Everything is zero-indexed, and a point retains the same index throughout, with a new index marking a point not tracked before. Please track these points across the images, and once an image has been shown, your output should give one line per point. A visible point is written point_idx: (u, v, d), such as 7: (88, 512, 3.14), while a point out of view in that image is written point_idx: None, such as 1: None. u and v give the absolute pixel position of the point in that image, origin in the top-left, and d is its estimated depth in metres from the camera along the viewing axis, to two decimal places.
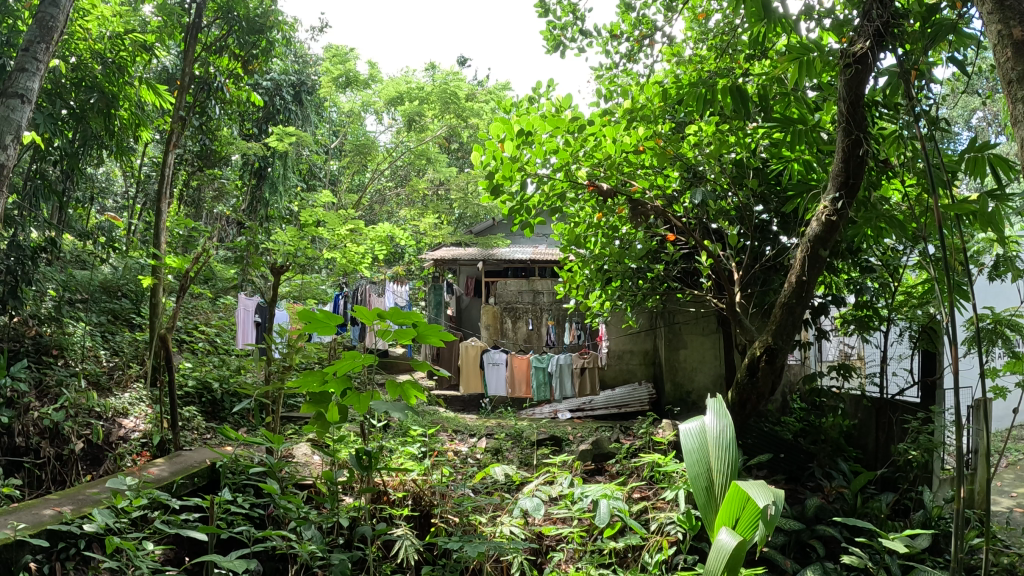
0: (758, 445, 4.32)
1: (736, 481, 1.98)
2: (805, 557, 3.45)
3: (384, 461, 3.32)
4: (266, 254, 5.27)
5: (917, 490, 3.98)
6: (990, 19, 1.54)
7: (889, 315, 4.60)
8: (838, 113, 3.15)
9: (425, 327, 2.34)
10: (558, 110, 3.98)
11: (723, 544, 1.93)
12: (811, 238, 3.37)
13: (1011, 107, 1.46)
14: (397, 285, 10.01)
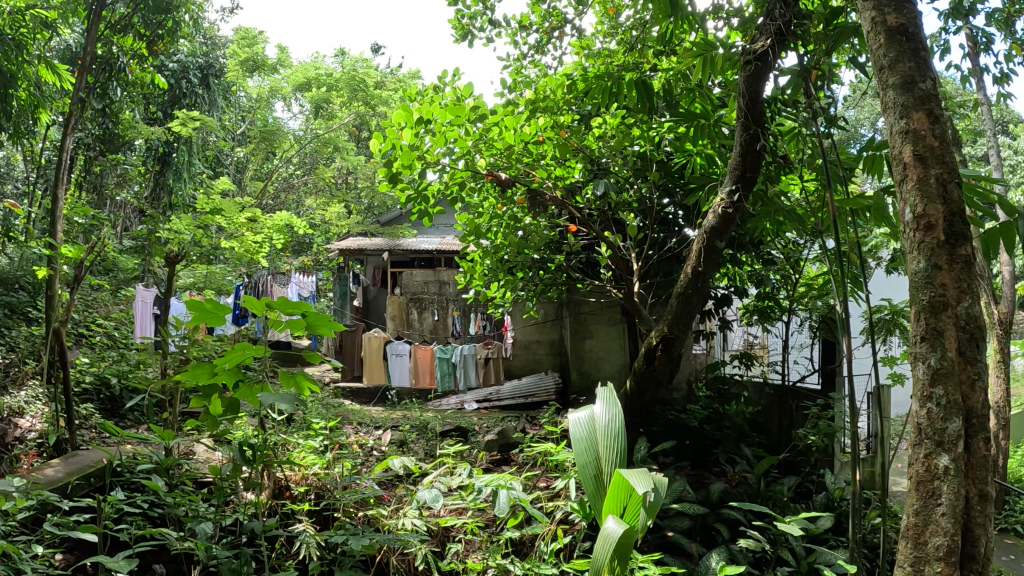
0: (663, 433, 4.61)
1: (618, 470, 2.09)
2: (710, 540, 3.54)
3: (284, 455, 3.24)
4: (169, 243, 5.08)
5: (818, 474, 4.13)
6: (865, 7, 1.96)
7: (789, 306, 4.77)
8: (737, 108, 3.23)
9: (313, 317, 2.35)
10: (459, 99, 3.92)
11: (609, 533, 2.01)
12: (707, 230, 3.47)
13: (880, 89, 1.92)
14: (302, 276, 9.68)
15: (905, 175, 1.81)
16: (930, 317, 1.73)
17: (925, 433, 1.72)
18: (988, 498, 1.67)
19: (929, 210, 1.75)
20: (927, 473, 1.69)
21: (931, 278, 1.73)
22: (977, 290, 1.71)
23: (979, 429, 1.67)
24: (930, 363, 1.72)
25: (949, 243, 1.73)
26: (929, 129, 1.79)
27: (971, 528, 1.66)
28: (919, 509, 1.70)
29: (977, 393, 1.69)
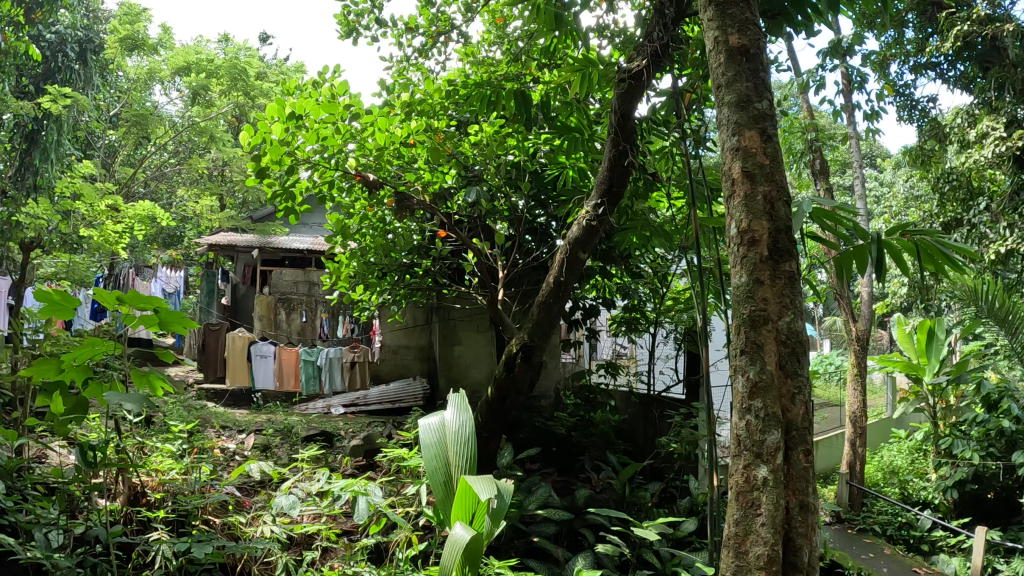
0: (530, 440, 4.91)
1: (462, 478, 2.24)
2: (576, 544, 3.66)
3: (141, 460, 3.18)
4: (24, 232, 4.82)
5: (681, 480, 4.33)
6: (713, 22, 2.21)
7: (656, 318, 5.10)
8: (609, 123, 3.40)
9: (166, 314, 2.45)
10: (334, 95, 3.85)
11: (456, 539, 2.11)
12: (572, 241, 3.74)
13: (718, 106, 2.15)
14: (171, 271, 9.58)
15: (734, 191, 2.04)
16: (751, 331, 1.93)
17: (745, 445, 1.89)
18: (807, 508, 1.84)
19: (754, 227, 1.98)
20: (747, 485, 1.86)
21: (754, 292, 1.95)
22: (796, 307, 1.94)
23: (797, 442, 1.86)
24: (750, 376, 1.91)
25: (771, 259, 1.97)
26: (758, 149, 2.03)
27: (793, 538, 1.82)
28: (740, 521, 1.86)
29: (794, 406, 1.89)
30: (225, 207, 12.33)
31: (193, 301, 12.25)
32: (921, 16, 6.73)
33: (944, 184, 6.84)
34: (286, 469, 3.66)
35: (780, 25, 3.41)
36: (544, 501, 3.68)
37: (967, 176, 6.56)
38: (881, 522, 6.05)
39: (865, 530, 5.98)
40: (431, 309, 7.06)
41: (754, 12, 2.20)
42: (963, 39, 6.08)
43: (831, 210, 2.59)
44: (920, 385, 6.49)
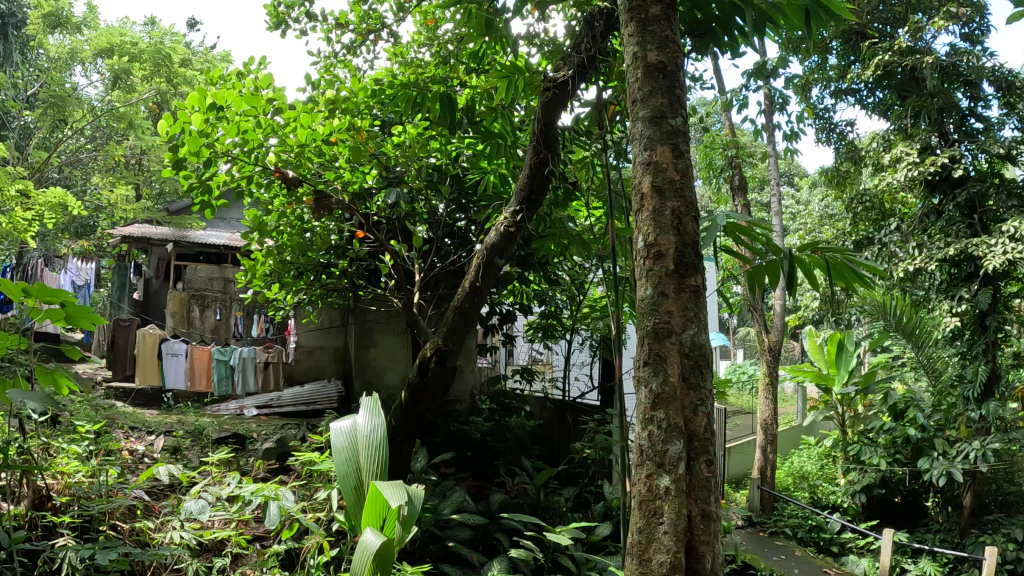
0: (445, 445, 5.14)
1: (372, 485, 2.31)
2: (491, 548, 3.88)
3: (47, 462, 3.21)
4: None
5: (595, 485, 4.62)
6: (631, 39, 2.27)
7: (570, 323, 5.75)
8: (532, 132, 3.78)
9: (74, 308, 2.36)
10: (257, 88, 4.04)
11: (368, 544, 2.16)
12: (490, 246, 4.10)
13: (633, 119, 2.21)
14: (81, 263, 9.18)
15: (644, 205, 2.11)
16: (654, 343, 1.99)
17: (647, 455, 1.94)
18: (709, 516, 1.90)
19: (661, 241, 2.05)
20: (650, 494, 1.90)
21: (659, 305, 2.01)
22: (699, 321, 2.01)
23: (699, 452, 1.93)
24: (653, 388, 1.96)
25: (676, 273, 2.03)
26: (668, 164, 2.11)
27: (695, 546, 1.88)
28: (642, 529, 1.90)
29: (695, 417, 1.96)
30: (142, 197, 12.09)
31: (104, 293, 11.92)
32: (845, 44, 7.44)
33: (857, 205, 7.61)
34: (196, 472, 3.77)
35: (706, 44, 3.79)
36: (458, 506, 3.90)
37: (880, 198, 7.41)
38: (792, 525, 6.86)
39: (778, 533, 6.81)
40: (347, 309, 7.00)
41: (675, 32, 2.27)
42: (885, 66, 6.86)
43: (745, 226, 2.66)
44: (830, 395, 7.69)
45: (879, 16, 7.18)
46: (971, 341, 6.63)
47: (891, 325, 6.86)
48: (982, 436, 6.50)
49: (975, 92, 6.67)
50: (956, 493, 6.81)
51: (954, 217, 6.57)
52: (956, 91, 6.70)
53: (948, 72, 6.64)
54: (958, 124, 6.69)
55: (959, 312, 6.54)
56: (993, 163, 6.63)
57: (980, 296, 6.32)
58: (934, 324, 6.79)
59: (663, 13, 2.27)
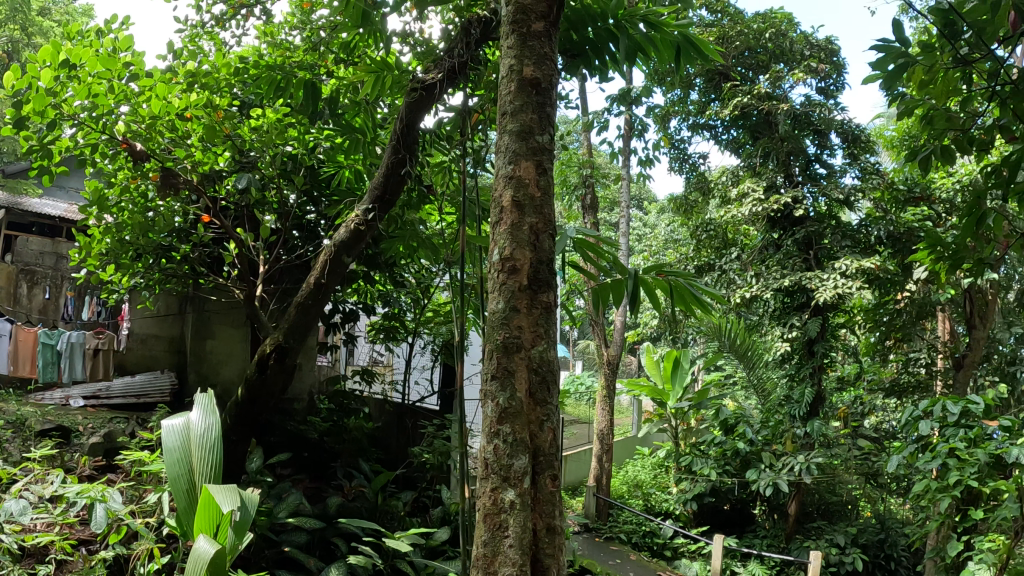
0: (279, 444, 5.65)
1: (204, 487, 2.53)
2: (328, 552, 4.36)
3: None
4: None
5: (433, 491, 5.56)
6: (508, 51, 2.40)
7: (413, 327, 6.68)
8: (393, 133, 4.25)
9: None
10: (114, 51, 4.10)
11: (201, 551, 2.34)
12: (337, 243, 4.57)
13: (500, 131, 2.32)
14: None
15: (503, 218, 2.21)
16: (504, 357, 2.08)
17: (492, 468, 2.02)
18: (553, 530, 2.03)
19: (516, 255, 2.15)
20: (494, 507, 1.98)
21: (509, 320, 2.11)
22: (547, 337, 2.14)
23: (544, 466, 2.05)
24: (500, 402, 2.05)
25: (529, 289, 2.15)
26: (530, 180, 2.24)
27: (541, 559, 1.98)
28: (487, 541, 1.97)
29: (541, 432, 2.07)
30: None
31: None
32: (707, 83, 8.03)
33: (702, 233, 8.28)
34: (18, 467, 3.70)
35: (578, 65, 3.96)
36: (293, 510, 4.33)
37: (723, 229, 8.09)
38: (627, 531, 7.57)
39: (613, 538, 7.53)
40: (185, 297, 6.88)
41: (551, 51, 2.43)
42: (741, 108, 7.45)
43: (594, 244, 2.79)
44: (664, 408, 8.34)
45: (743, 61, 7.71)
46: (799, 364, 7.39)
47: (726, 346, 7.67)
48: (805, 451, 7.23)
49: (823, 140, 7.37)
50: (782, 502, 7.50)
51: (790, 252, 7.31)
52: (805, 138, 7.38)
53: (800, 120, 7.31)
54: (803, 167, 7.44)
55: (790, 338, 7.22)
56: (831, 206, 7.39)
57: (809, 324, 7.02)
58: (765, 347, 7.59)
59: (545, 32, 2.45)
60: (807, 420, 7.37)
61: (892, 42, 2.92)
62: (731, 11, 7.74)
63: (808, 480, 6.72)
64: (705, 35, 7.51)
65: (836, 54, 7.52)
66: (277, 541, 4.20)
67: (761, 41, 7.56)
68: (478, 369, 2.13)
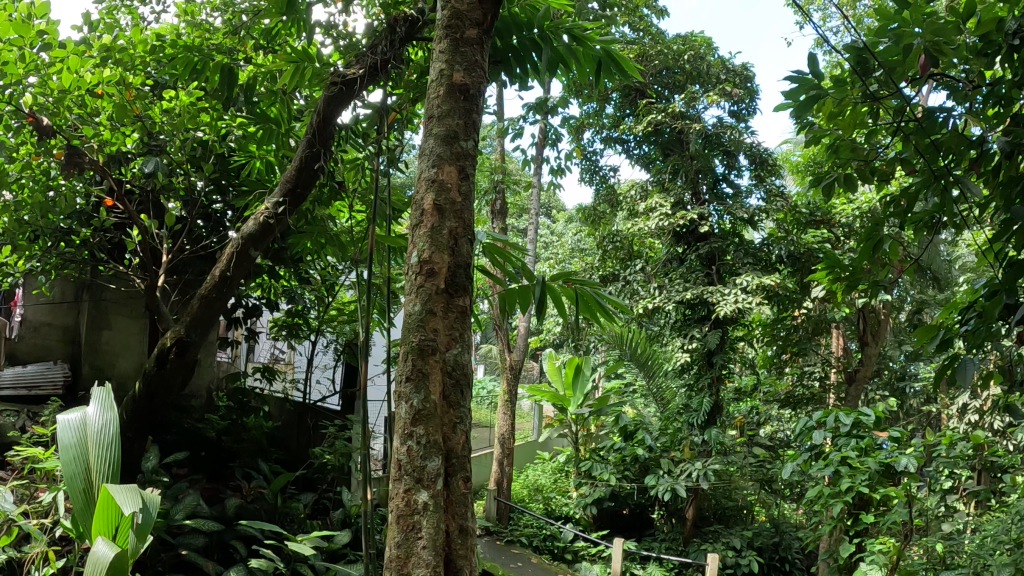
0: (177, 442, 5.45)
1: (103, 486, 2.44)
2: (225, 556, 4.44)
3: None
4: None
5: (334, 492, 5.67)
6: (441, 56, 2.48)
7: (318, 324, 6.71)
8: (310, 126, 4.27)
9: None
10: (30, 16, 3.93)
11: (101, 554, 2.30)
12: (247, 236, 4.45)
13: (427, 134, 2.38)
14: None
15: (423, 221, 2.26)
16: (418, 359, 2.12)
17: (405, 469, 2.05)
18: (465, 532, 2.06)
19: (434, 259, 2.20)
20: (408, 508, 2.00)
21: (425, 322, 2.15)
22: (461, 340, 2.19)
23: (456, 468, 2.10)
24: (413, 404, 2.08)
25: (446, 292, 2.21)
26: (452, 185, 2.30)
27: (454, 559, 2.01)
28: (400, 543, 1.98)
29: (453, 435, 2.12)
30: None
31: None
32: (623, 98, 8.31)
33: (608, 244, 8.39)
34: None
35: (499, 71, 3.98)
36: (191, 512, 4.33)
37: (629, 241, 8.29)
38: (528, 535, 7.68)
39: (514, 542, 7.58)
40: (82, 284, 6.59)
41: (482, 59, 2.52)
42: (654, 125, 7.74)
43: (503, 249, 2.96)
44: (564, 414, 8.45)
45: (661, 79, 7.98)
46: (698, 375, 7.70)
47: (626, 355, 7.94)
48: (703, 457, 7.50)
49: (731, 161, 7.73)
50: (680, 507, 7.77)
51: (694, 266, 7.63)
52: (715, 157, 7.69)
53: (711, 140, 7.59)
54: (711, 186, 7.79)
55: (689, 349, 7.53)
56: (735, 224, 7.81)
57: (709, 337, 7.33)
58: (664, 358, 7.91)
59: (478, 39, 2.54)
60: (705, 429, 7.65)
61: (806, 74, 3.02)
62: (654, 31, 8.04)
63: (705, 486, 7.01)
64: (627, 51, 7.74)
65: (750, 81, 7.89)
66: (174, 544, 4.21)
67: (680, 62, 7.86)
68: (392, 370, 2.16)
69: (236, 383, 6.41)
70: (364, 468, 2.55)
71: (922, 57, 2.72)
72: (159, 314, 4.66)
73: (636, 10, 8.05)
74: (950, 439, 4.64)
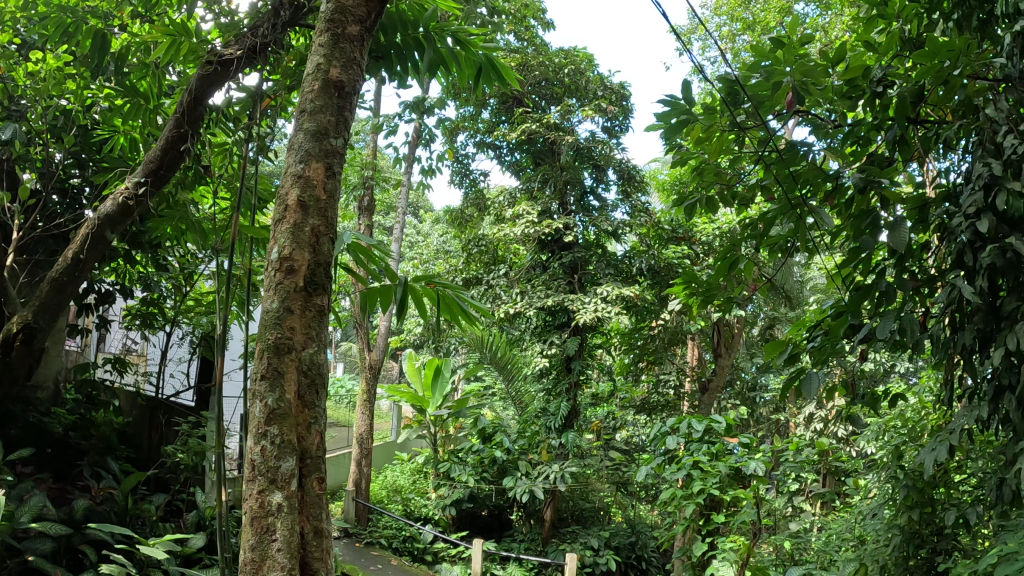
0: (21, 437, 4.84)
1: None
2: (76, 562, 4.19)
3: None
4: None
5: (188, 493, 5.44)
6: (319, 48, 2.42)
7: (174, 316, 6.45)
8: (179, 105, 4.07)
9: None
10: None
11: None
12: (102, 217, 4.16)
13: (297, 127, 2.31)
14: None
15: (286, 217, 2.18)
16: (273, 358, 2.05)
17: (259, 470, 1.97)
18: (321, 533, 2.05)
19: (295, 256, 2.14)
20: (261, 510, 1.94)
21: (282, 320, 2.08)
22: (318, 340, 2.14)
23: (311, 469, 2.06)
24: (268, 403, 2.01)
25: (304, 290, 2.15)
26: (318, 182, 2.25)
27: (310, 561, 2.00)
28: (255, 546, 1.93)
29: (307, 435, 2.08)
30: None
31: None
32: (500, 105, 8.45)
33: (473, 247, 8.57)
34: None
35: (379, 66, 3.86)
36: (37, 514, 4.04)
37: (494, 245, 8.41)
38: (389, 535, 7.63)
39: (373, 543, 7.52)
40: None
41: (359, 56, 2.47)
42: (528, 133, 7.86)
43: (367, 250, 2.92)
44: (423, 414, 8.50)
45: (539, 90, 8.15)
46: (555, 380, 7.96)
47: (487, 358, 7.96)
48: (559, 460, 7.72)
49: (600, 175, 8.03)
50: (538, 508, 7.98)
51: (555, 274, 7.86)
52: (585, 170, 7.94)
53: (583, 153, 7.84)
54: (578, 198, 8.05)
55: (547, 355, 7.73)
56: (598, 235, 8.02)
57: (568, 343, 7.59)
58: (524, 361, 8.10)
59: (359, 36, 2.51)
60: (562, 432, 7.88)
61: (679, 99, 3.19)
62: (537, 42, 8.20)
63: (562, 488, 7.24)
64: (509, 59, 7.85)
65: (625, 99, 8.19)
66: (19, 550, 3.90)
67: (559, 75, 8.06)
68: (245, 368, 2.06)
69: (85, 374, 5.98)
70: (218, 468, 2.33)
71: (791, 95, 2.96)
72: (3, 296, 4.32)
73: (522, 20, 8.13)
74: (795, 445, 5.01)
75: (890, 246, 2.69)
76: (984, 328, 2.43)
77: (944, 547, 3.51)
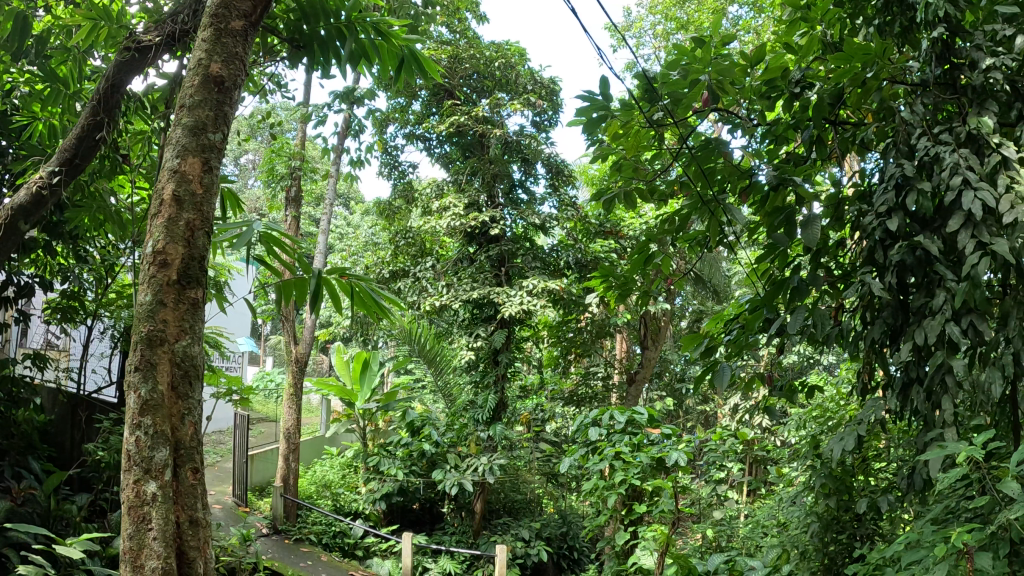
0: None
1: None
2: None
3: None
4: None
5: (111, 492, 5.26)
6: (202, 42, 2.44)
7: (95, 310, 6.16)
8: (95, 90, 3.89)
9: None
10: None
11: None
12: (15, 207, 3.87)
13: (175, 121, 2.33)
14: None
15: (160, 211, 2.21)
16: (146, 349, 2.11)
17: (134, 461, 2.06)
18: (195, 523, 2.14)
19: (167, 249, 2.17)
20: (137, 500, 2.04)
21: (155, 313, 2.13)
22: (192, 333, 2.20)
23: (184, 459, 2.15)
24: (141, 394, 2.09)
25: (177, 284, 2.19)
26: (194, 177, 2.27)
27: (185, 551, 2.10)
28: (132, 535, 2.04)
29: (180, 426, 2.15)
30: None
31: None
32: (432, 97, 8.41)
33: (400, 239, 8.53)
34: None
35: (300, 56, 3.81)
36: None
37: (421, 238, 8.48)
38: (319, 532, 7.53)
39: (303, 540, 7.40)
40: None
41: (243, 52, 2.50)
42: (456, 125, 7.83)
43: (284, 242, 2.86)
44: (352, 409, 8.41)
45: (470, 83, 8.19)
46: (484, 372, 8.09)
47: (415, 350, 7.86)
48: (488, 452, 7.77)
49: (528, 168, 8.10)
50: (468, 501, 7.99)
51: (482, 267, 7.89)
52: (513, 163, 8.00)
53: (511, 146, 7.90)
54: (507, 192, 8.11)
55: (473, 347, 7.84)
56: (527, 229, 8.10)
57: (494, 336, 7.77)
58: (452, 354, 8.12)
59: (243, 31, 2.53)
60: (490, 424, 7.95)
61: (596, 95, 3.23)
62: (470, 35, 8.16)
63: (490, 480, 7.27)
64: (438, 51, 7.81)
65: (555, 95, 8.27)
66: None
67: (491, 68, 8.05)
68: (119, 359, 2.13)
69: None
70: None
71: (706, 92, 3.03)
72: None
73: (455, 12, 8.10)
74: (718, 436, 5.18)
75: (803, 243, 2.82)
76: (893, 323, 2.56)
77: (865, 533, 3.66)
